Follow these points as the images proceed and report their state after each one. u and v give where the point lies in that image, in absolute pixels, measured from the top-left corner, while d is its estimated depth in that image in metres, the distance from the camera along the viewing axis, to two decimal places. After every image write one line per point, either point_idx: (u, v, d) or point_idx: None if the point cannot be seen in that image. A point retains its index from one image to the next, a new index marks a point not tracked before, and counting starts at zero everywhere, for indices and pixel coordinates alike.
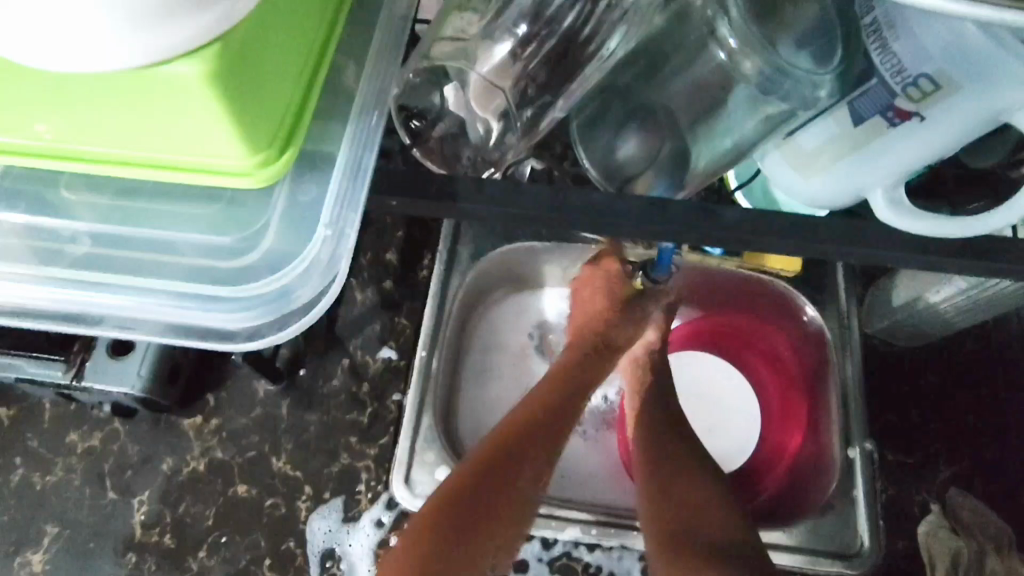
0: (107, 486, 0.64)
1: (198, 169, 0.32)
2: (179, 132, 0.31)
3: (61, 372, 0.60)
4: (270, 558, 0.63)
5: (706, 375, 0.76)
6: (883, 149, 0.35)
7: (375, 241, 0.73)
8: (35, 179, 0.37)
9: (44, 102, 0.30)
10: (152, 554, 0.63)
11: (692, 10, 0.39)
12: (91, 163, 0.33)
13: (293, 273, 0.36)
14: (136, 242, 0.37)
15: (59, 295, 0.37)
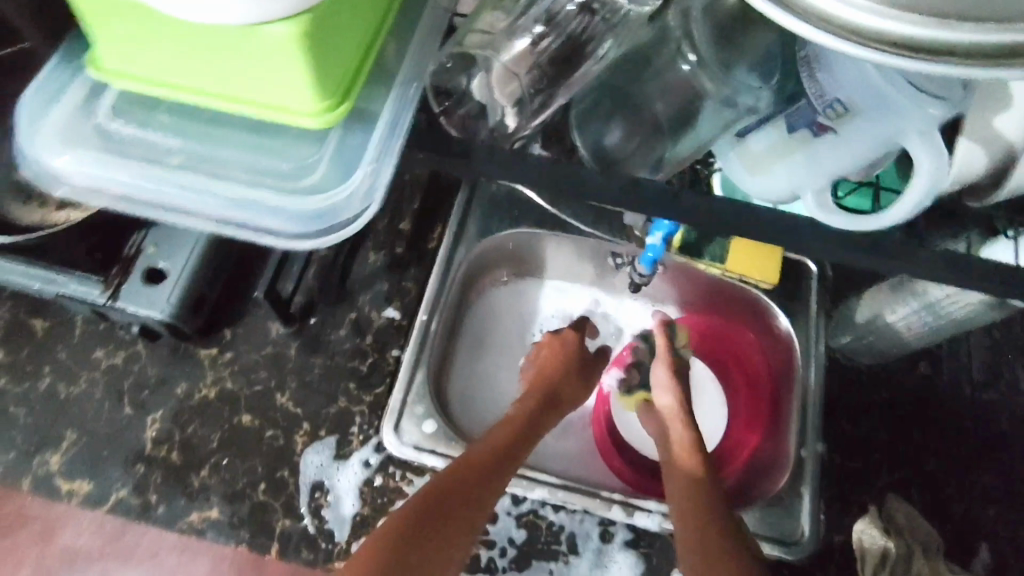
0: (125, 401, 0.70)
1: (274, 110, 0.40)
2: (265, 79, 0.38)
3: (98, 291, 0.67)
4: (265, 483, 0.67)
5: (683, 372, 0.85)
6: (810, 155, 0.46)
7: (391, 210, 0.81)
8: (138, 101, 0.45)
9: (152, 43, 0.38)
10: (159, 467, 0.67)
11: (670, 33, 0.48)
12: (187, 95, 0.40)
13: (340, 196, 0.43)
14: (212, 155, 0.44)
15: (145, 187, 0.44)
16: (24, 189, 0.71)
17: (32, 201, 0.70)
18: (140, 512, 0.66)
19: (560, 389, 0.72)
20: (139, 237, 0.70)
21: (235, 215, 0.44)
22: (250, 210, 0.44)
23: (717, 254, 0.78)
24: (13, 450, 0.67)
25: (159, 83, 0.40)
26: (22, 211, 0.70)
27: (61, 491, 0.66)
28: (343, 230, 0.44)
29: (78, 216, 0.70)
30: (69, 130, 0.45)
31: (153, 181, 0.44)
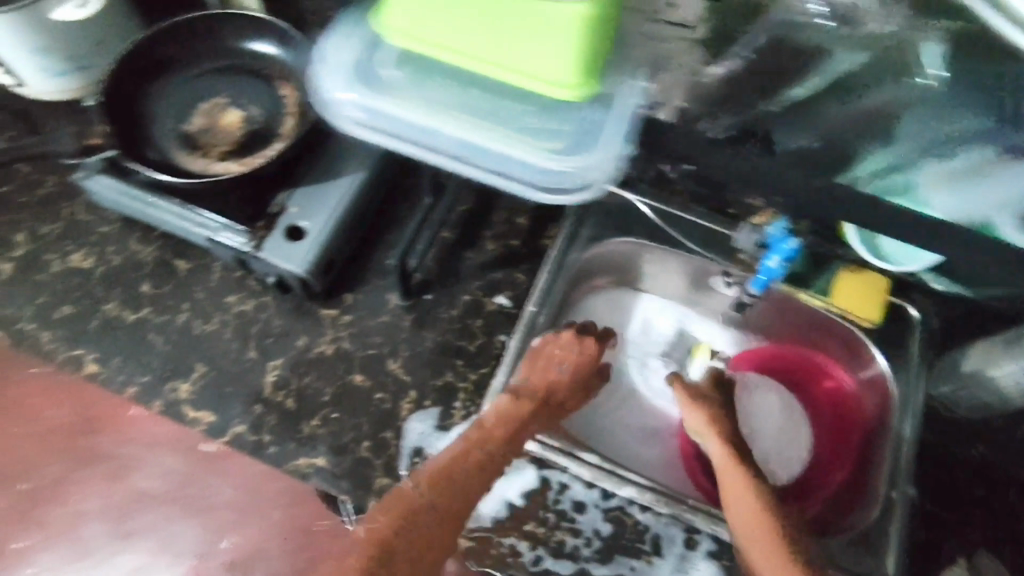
0: (250, 345, 0.74)
1: (534, 80, 0.52)
2: (523, 54, 0.51)
3: (243, 242, 0.73)
4: (369, 441, 0.70)
5: (774, 400, 0.82)
6: (1004, 177, 0.53)
7: (512, 204, 0.84)
8: (419, 61, 0.58)
9: (436, 9, 0.51)
10: (275, 410, 0.71)
11: (899, 52, 0.53)
12: (448, 54, 0.53)
13: (578, 161, 0.56)
14: (478, 110, 0.57)
15: (426, 129, 0.58)
16: (188, 140, 0.75)
17: (195, 150, 0.74)
18: (253, 448, 0.70)
19: (558, 394, 0.66)
20: (286, 196, 0.74)
21: (491, 164, 0.58)
22: (507, 162, 0.58)
23: (823, 287, 0.79)
24: (147, 373, 0.73)
25: (449, 49, 0.52)
26: (188, 160, 0.74)
27: (186, 417, 0.71)
28: (573, 195, 0.58)
29: (238, 169, 0.73)
30: (352, 71, 0.59)
31: (432, 125, 0.58)
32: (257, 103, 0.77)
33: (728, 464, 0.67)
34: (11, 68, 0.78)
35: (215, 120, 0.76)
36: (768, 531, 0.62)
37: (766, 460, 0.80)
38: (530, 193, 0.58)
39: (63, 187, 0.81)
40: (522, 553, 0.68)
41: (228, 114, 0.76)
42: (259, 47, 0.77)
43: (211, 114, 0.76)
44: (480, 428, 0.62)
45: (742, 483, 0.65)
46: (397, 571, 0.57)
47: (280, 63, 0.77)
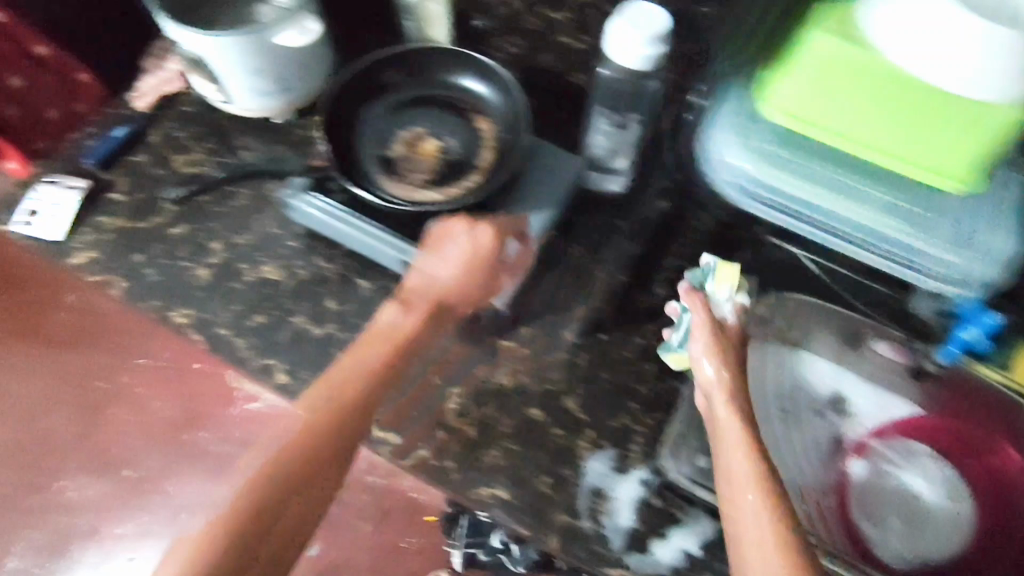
0: (432, 370, 0.76)
1: (925, 172, 0.66)
2: (936, 141, 0.64)
3: (440, 269, 0.74)
4: (550, 476, 0.72)
5: (928, 472, 0.80)
6: None
7: (683, 250, 0.85)
8: (799, 144, 0.79)
9: (834, 95, 0.65)
10: (457, 437, 0.73)
11: None
12: (834, 137, 0.68)
13: (979, 263, 0.78)
14: (878, 200, 0.79)
15: (815, 202, 0.81)
16: (389, 166, 0.77)
17: (396, 176, 0.76)
18: (437, 473, 0.71)
19: (459, 303, 0.75)
20: (481, 227, 0.76)
21: (893, 258, 0.82)
22: (916, 256, 0.81)
23: (1004, 361, 0.79)
24: None
25: (854, 138, 0.67)
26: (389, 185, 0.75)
27: (371, 436, 0.73)
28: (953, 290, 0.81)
29: (442, 197, 0.74)
30: (735, 150, 0.80)
31: (810, 203, 0.81)
32: (456, 136, 0.78)
33: (725, 398, 0.68)
34: (224, 85, 0.82)
35: (415, 149, 0.77)
36: (751, 459, 0.63)
37: (920, 533, 0.77)
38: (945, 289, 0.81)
39: (257, 202, 0.86)
40: None
41: (428, 144, 0.78)
42: (464, 83, 0.80)
43: (412, 142, 0.78)
44: (385, 322, 0.73)
45: (738, 415, 0.67)
46: (294, 507, 0.65)
47: (482, 99, 0.79)
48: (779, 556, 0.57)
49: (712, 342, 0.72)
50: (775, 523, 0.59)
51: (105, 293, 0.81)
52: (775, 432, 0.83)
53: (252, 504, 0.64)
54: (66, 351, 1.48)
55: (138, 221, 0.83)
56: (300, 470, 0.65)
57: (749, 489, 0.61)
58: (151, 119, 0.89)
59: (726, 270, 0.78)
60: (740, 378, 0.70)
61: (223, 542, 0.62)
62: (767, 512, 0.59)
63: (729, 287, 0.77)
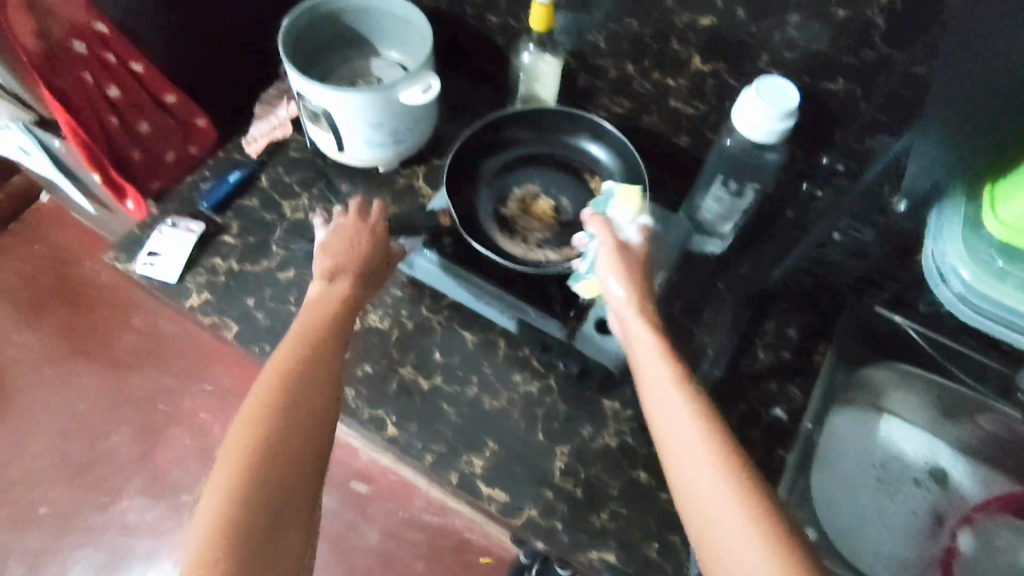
0: (537, 428, 0.77)
1: None
2: None
3: (558, 329, 0.76)
4: (657, 542, 0.71)
5: None
6: None
7: (784, 314, 0.84)
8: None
9: None
10: (564, 498, 0.73)
11: None
12: None
13: None
14: None
15: None
16: (506, 224, 0.82)
17: (514, 234, 0.80)
18: (546, 534, 0.71)
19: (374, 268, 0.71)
20: None
21: None
22: None
23: None
24: (441, 442, 0.76)
25: None
26: (510, 245, 0.79)
27: (479, 493, 0.73)
28: None
29: (563, 256, 0.79)
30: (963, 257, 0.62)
31: None
32: (570, 197, 0.83)
33: (637, 314, 0.59)
34: (341, 136, 0.86)
35: (527, 205, 0.83)
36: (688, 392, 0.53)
37: None
38: None
39: None
40: None
41: (541, 202, 0.83)
42: (585, 147, 0.85)
43: (526, 200, 0.83)
44: (314, 303, 0.66)
45: (645, 322, 0.59)
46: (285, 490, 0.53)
47: (601, 164, 0.84)
48: (715, 457, 0.50)
49: (615, 257, 0.62)
50: (710, 428, 0.51)
51: (218, 335, 0.83)
52: (874, 504, 0.82)
53: (233, 477, 0.52)
54: (129, 373, 1.46)
55: (249, 264, 0.86)
56: (275, 456, 0.53)
57: (675, 396, 0.53)
58: (262, 164, 0.93)
59: (629, 193, 0.72)
60: (636, 273, 0.62)
61: (215, 521, 0.49)
62: (693, 417, 0.52)
63: (630, 208, 0.70)
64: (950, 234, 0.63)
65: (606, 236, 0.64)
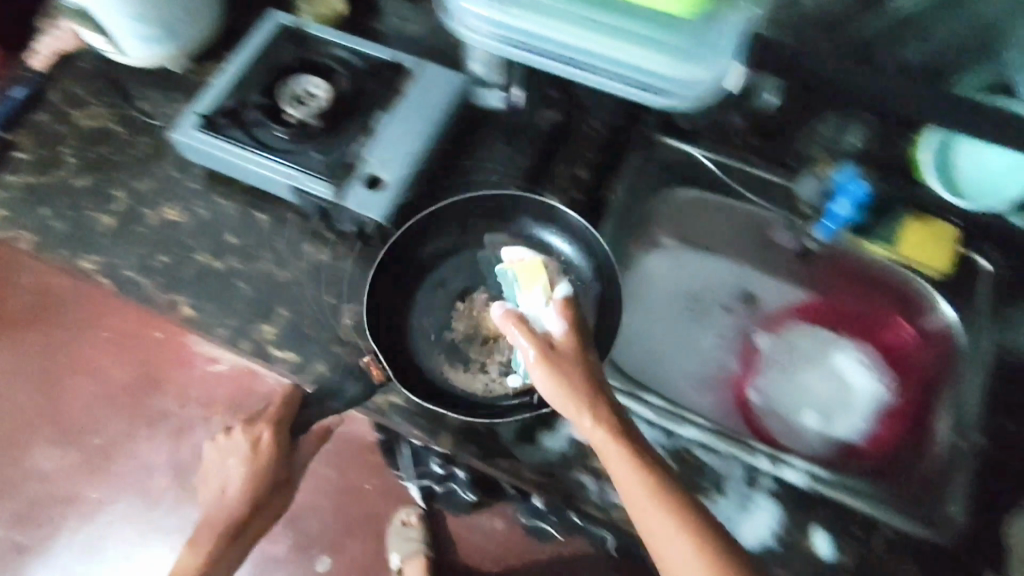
0: (328, 292, 0.80)
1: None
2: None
3: (326, 191, 0.77)
4: (441, 379, 0.76)
5: (814, 349, 0.87)
6: None
7: (570, 156, 0.86)
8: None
9: None
10: (353, 351, 0.77)
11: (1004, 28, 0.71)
12: None
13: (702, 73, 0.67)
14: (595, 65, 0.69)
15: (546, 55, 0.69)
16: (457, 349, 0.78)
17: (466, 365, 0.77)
18: (334, 384, 0.76)
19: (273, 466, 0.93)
20: (365, 150, 0.78)
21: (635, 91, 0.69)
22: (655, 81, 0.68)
23: (885, 236, 0.82)
24: (236, 318, 0.79)
25: None
26: (466, 377, 0.77)
27: (273, 358, 0.77)
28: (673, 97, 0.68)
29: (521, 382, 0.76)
30: None
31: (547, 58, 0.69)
32: (347, 68, 0.83)
33: (589, 412, 0.58)
34: (111, 36, 0.84)
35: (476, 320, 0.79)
36: (645, 479, 0.55)
37: (812, 415, 0.83)
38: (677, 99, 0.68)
39: (154, 148, 0.88)
40: (588, 486, 0.71)
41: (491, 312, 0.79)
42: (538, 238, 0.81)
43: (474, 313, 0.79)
44: (234, 471, 0.96)
45: (602, 431, 0.58)
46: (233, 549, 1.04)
47: (563, 257, 0.80)
48: (688, 556, 0.53)
49: (546, 367, 0.60)
50: (679, 524, 0.54)
51: (17, 248, 0.84)
52: (685, 330, 0.89)
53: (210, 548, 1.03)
54: (28, 332, 1.51)
55: (40, 175, 0.86)
56: (227, 533, 1.01)
57: (642, 496, 0.55)
58: (49, 79, 0.91)
59: (525, 271, 0.76)
60: (580, 385, 0.60)
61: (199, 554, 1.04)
62: (658, 510, 0.54)
63: (538, 287, 0.74)
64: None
65: (536, 354, 0.61)
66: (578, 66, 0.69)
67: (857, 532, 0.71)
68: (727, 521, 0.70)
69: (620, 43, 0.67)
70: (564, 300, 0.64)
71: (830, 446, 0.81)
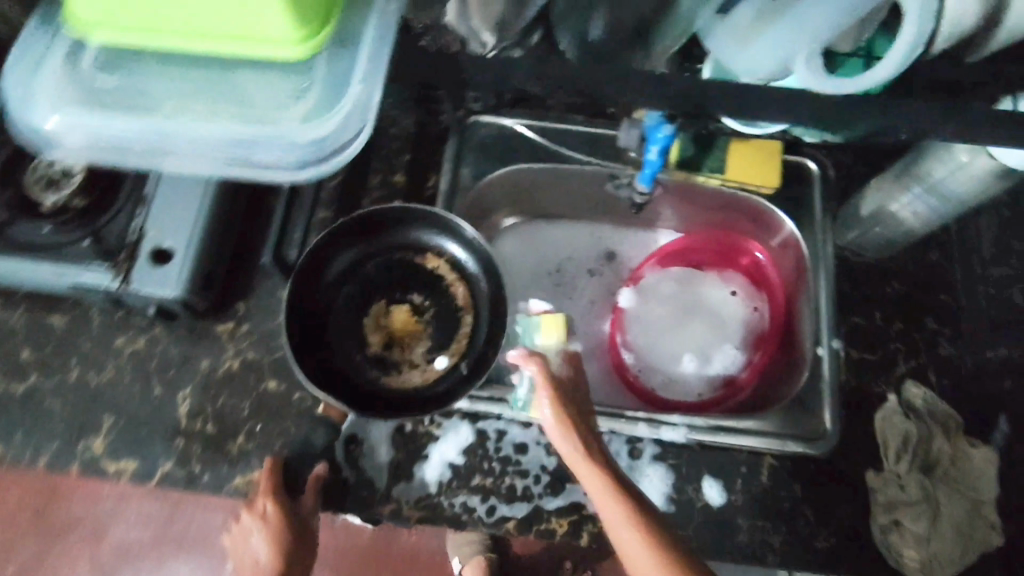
0: (153, 382, 0.72)
1: (262, 45, 0.48)
2: (254, 21, 0.47)
3: (110, 277, 0.67)
4: (299, 442, 0.71)
5: (679, 289, 0.86)
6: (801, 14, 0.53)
7: (383, 165, 0.81)
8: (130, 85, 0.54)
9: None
10: (197, 439, 0.71)
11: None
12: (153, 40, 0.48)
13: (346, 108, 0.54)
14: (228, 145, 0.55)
15: (168, 156, 0.56)
16: (376, 361, 0.73)
17: (392, 369, 0.73)
18: (184, 482, 0.69)
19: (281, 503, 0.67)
20: (138, 220, 0.69)
21: (288, 161, 0.56)
22: (303, 143, 0.55)
23: (715, 166, 0.78)
24: (53, 440, 0.70)
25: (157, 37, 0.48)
26: (398, 380, 0.72)
27: (108, 471, 0.69)
28: (334, 155, 0.55)
29: (452, 359, 0.73)
30: (50, 95, 0.54)
31: (172, 160, 0.56)
32: None
33: (579, 451, 0.58)
34: None
35: (385, 326, 0.74)
36: (628, 517, 0.53)
37: (687, 358, 0.83)
38: (338, 155, 0.55)
39: None
40: (475, 508, 0.69)
41: (396, 314, 0.75)
42: (424, 244, 0.75)
43: (380, 321, 0.75)
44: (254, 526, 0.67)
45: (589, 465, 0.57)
46: None
47: (457, 263, 0.75)
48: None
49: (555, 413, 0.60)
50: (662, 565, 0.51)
51: None
52: (552, 304, 0.87)
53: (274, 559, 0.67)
54: None
55: None
56: None
57: (627, 531, 0.53)
58: None
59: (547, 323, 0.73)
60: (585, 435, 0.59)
61: None
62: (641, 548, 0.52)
63: (555, 339, 0.72)
64: (34, 87, 0.54)
65: (551, 401, 0.60)
66: (219, 153, 0.55)
67: (743, 473, 0.71)
68: None
69: (249, 108, 0.54)
70: (569, 353, 0.68)
71: (707, 389, 0.82)
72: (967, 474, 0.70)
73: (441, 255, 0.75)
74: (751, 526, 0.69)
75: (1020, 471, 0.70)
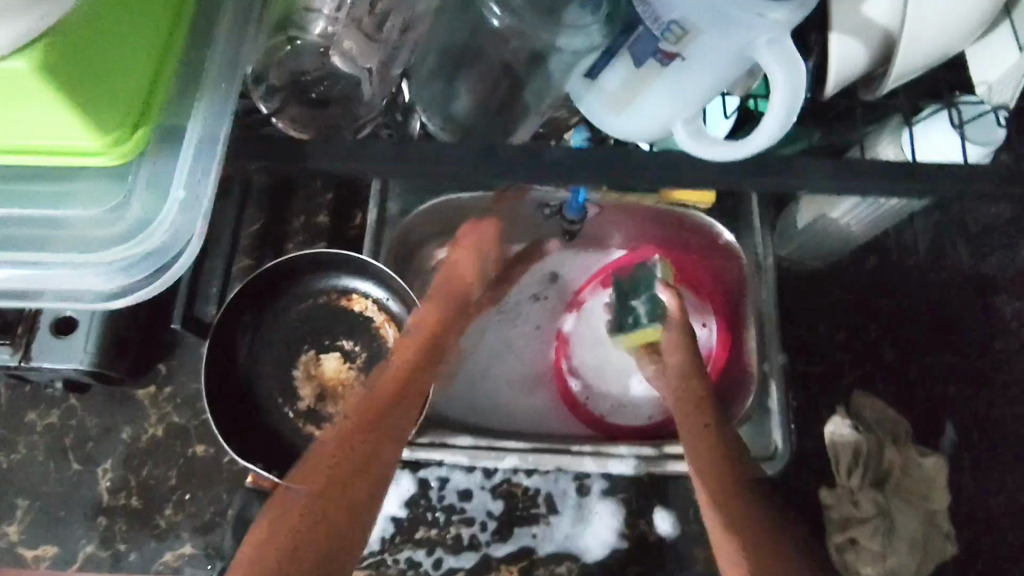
0: (70, 458, 0.68)
1: (62, 147, 0.40)
2: (42, 122, 0.38)
3: (8, 354, 0.62)
4: (232, 509, 0.68)
5: None
6: (674, 78, 0.42)
7: (306, 206, 0.77)
8: None
9: None
10: (121, 515, 0.67)
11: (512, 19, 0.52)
12: None
13: (177, 208, 0.43)
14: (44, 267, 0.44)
15: None
16: (308, 415, 0.69)
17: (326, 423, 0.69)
18: (111, 561, 0.66)
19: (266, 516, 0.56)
20: None
21: (120, 281, 0.44)
22: (134, 258, 0.44)
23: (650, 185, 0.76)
24: None
25: None
26: None
27: (28, 558, 0.65)
28: (173, 266, 0.44)
29: None
30: None
31: None
32: None
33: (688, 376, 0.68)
34: None
35: (315, 376, 0.70)
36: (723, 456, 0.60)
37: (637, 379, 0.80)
38: (176, 267, 0.44)
39: None
40: (421, 562, 0.67)
41: (326, 362, 0.70)
42: (349, 286, 0.71)
43: (310, 371, 0.70)
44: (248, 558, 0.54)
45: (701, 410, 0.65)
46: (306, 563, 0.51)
47: (383, 305, 0.71)
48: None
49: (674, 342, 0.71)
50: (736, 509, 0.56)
51: None
52: (495, 334, 0.83)
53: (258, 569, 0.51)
54: None
55: None
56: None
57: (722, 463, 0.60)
58: None
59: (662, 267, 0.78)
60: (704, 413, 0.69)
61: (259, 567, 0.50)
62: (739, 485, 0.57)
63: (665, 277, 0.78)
64: None
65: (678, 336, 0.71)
66: (34, 281, 0.44)
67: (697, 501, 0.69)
68: (567, 540, 0.68)
69: (66, 222, 0.44)
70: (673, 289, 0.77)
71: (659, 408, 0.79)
72: (920, 483, 0.68)
73: (367, 296, 0.71)
74: (707, 555, 0.68)
75: (967, 475, 0.70)
